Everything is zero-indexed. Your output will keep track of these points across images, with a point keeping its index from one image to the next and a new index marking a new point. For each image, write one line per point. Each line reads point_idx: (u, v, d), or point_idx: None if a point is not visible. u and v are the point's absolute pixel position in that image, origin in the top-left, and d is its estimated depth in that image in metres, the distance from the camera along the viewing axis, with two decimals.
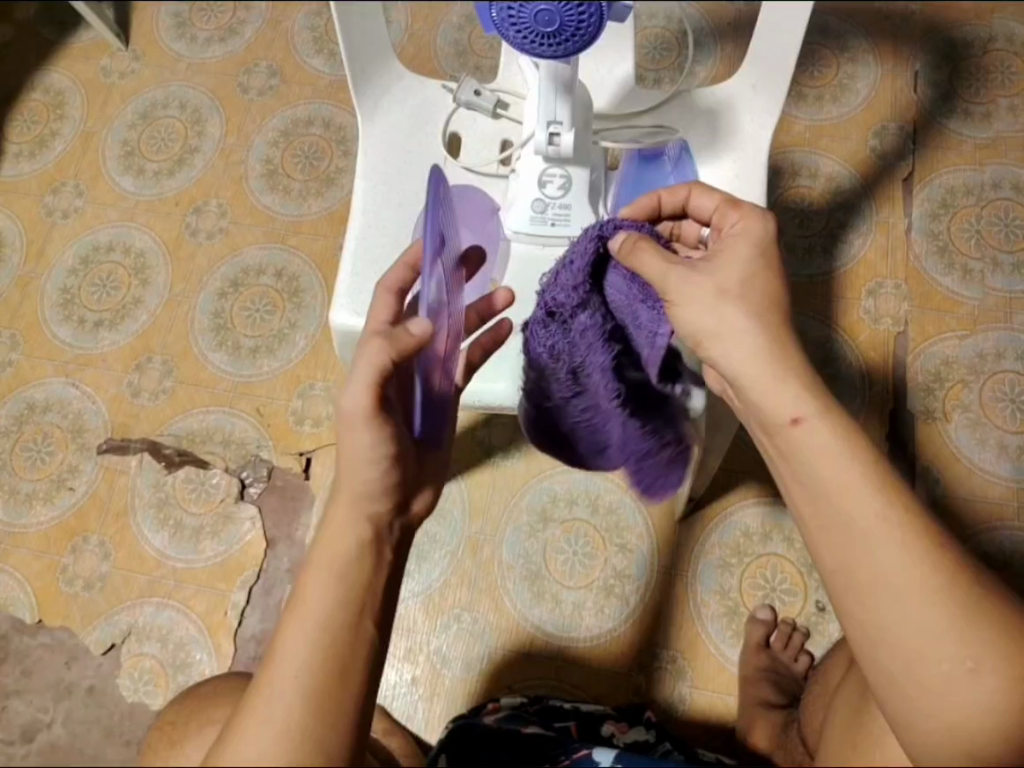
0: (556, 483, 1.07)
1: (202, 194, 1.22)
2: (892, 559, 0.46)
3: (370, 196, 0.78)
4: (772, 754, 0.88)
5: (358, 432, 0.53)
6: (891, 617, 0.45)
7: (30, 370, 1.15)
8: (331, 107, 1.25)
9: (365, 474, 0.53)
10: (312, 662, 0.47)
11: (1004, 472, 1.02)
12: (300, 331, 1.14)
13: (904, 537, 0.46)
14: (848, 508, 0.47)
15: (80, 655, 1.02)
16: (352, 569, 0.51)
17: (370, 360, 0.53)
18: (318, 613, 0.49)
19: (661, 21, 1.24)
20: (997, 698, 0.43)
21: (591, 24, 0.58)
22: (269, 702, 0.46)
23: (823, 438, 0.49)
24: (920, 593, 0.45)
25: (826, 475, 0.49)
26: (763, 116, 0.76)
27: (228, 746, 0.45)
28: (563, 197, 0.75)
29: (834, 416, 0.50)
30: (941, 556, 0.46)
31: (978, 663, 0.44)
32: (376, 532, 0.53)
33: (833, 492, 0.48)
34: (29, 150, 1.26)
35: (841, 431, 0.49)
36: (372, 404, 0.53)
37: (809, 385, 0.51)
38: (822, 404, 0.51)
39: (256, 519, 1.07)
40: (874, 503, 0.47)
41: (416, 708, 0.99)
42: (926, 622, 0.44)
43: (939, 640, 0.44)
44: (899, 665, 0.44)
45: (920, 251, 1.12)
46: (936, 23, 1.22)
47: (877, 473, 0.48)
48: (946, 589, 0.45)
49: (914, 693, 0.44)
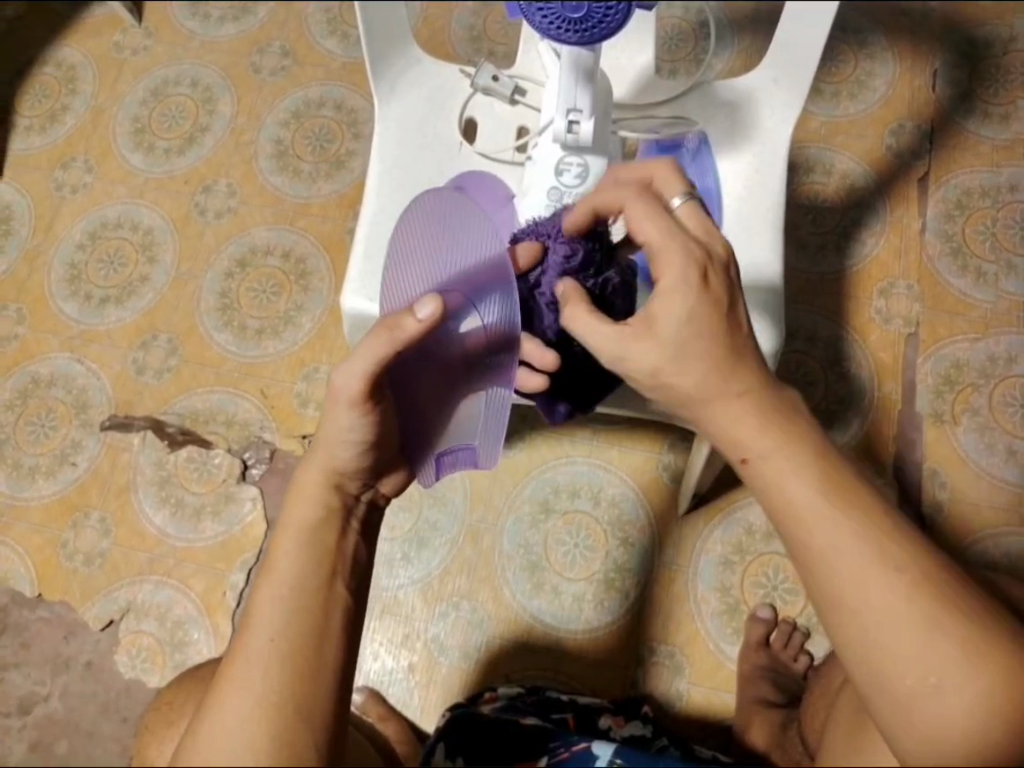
0: (557, 473, 1.07)
1: (212, 172, 1.22)
2: (859, 580, 0.43)
3: (384, 179, 0.77)
4: (769, 752, 0.87)
5: (341, 412, 0.53)
6: (863, 635, 0.42)
7: (36, 344, 1.15)
8: (344, 89, 1.24)
9: (341, 452, 0.54)
10: (289, 625, 0.47)
11: (1010, 477, 1.01)
12: (307, 313, 1.14)
13: (870, 554, 0.43)
14: (813, 535, 0.45)
15: (79, 630, 1.02)
16: (320, 531, 0.52)
17: (374, 351, 0.52)
18: (287, 576, 0.49)
19: (679, 11, 1.22)
20: (974, 705, 0.41)
21: (618, 14, 0.58)
22: (247, 665, 0.46)
23: (777, 467, 0.47)
24: (885, 614, 0.42)
25: (784, 504, 0.46)
26: (783, 111, 0.76)
27: (204, 724, 0.45)
28: (580, 186, 0.73)
29: (797, 445, 0.47)
30: (909, 572, 0.43)
31: (945, 681, 0.41)
32: (343, 501, 0.55)
33: (792, 520, 0.46)
34: (40, 124, 1.26)
35: (796, 455, 0.47)
36: (363, 390, 0.53)
37: (770, 420, 0.48)
38: (778, 441, 0.48)
39: (257, 500, 1.06)
40: (831, 531, 0.44)
41: (413, 695, 0.99)
42: (892, 641, 0.42)
43: (911, 659, 0.42)
44: (874, 680, 0.42)
45: (933, 252, 1.11)
46: (956, 22, 1.21)
47: (838, 497, 0.45)
48: (912, 607, 0.42)
49: (894, 709, 0.42)
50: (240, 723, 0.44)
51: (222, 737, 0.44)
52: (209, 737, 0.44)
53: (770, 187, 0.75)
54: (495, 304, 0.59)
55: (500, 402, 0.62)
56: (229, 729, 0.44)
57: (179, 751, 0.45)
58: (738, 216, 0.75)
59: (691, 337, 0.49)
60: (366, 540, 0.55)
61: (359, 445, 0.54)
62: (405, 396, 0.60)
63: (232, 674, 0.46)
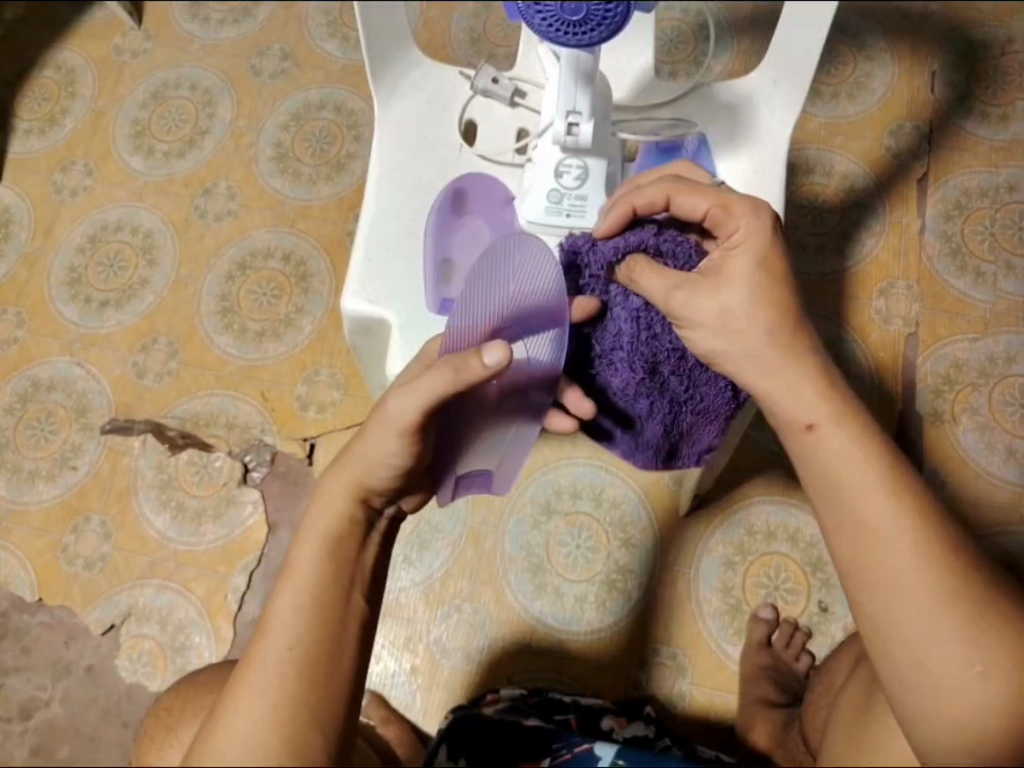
0: (560, 475, 1.07)
1: (211, 175, 1.22)
2: (913, 557, 0.44)
3: (384, 182, 0.77)
4: (772, 753, 0.87)
5: (384, 432, 0.53)
6: (906, 611, 0.43)
7: (35, 347, 1.14)
8: (343, 92, 1.24)
9: (376, 466, 0.54)
10: (306, 629, 0.47)
11: (1010, 476, 1.01)
12: (307, 316, 1.14)
13: (920, 535, 0.44)
14: (867, 508, 0.45)
15: (80, 635, 1.02)
16: (341, 541, 0.52)
17: (432, 386, 0.52)
18: (308, 582, 0.49)
19: (678, 13, 1.23)
20: (1002, 700, 0.42)
21: (618, 14, 0.58)
22: (262, 671, 0.46)
23: (840, 440, 0.48)
24: (935, 596, 0.43)
25: (840, 475, 0.47)
26: (782, 112, 0.75)
27: (219, 722, 0.45)
28: (579, 188, 0.74)
29: (856, 423, 0.49)
30: (955, 561, 0.44)
31: (987, 668, 0.42)
32: (367, 516, 0.54)
33: (848, 492, 0.46)
34: (40, 126, 1.24)
35: (857, 433, 0.48)
36: (416, 420, 0.53)
37: (830, 397, 0.50)
38: (839, 411, 0.49)
39: (257, 503, 1.06)
40: (886, 508, 0.45)
41: (415, 697, 0.99)
42: (933, 623, 0.43)
43: (947, 644, 0.42)
44: (908, 659, 0.43)
45: (932, 252, 1.11)
46: (954, 23, 1.21)
47: (897, 478, 0.46)
48: (954, 594, 0.43)
49: (925, 691, 0.42)
50: (254, 724, 0.44)
51: (235, 737, 0.44)
52: (223, 737, 0.44)
53: (769, 190, 0.76)
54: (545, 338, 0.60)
55: (527, 433, 0.64)
56: (243, 731, 0.44)
57: (191, 750, 0.46)
58: None
59: (764, 286, 0.54)
60: (385, 554, 0.55)
61: (394, 464, 0.54)
62: (454, 430, 0.59)
63: (247, 678, 0.46)
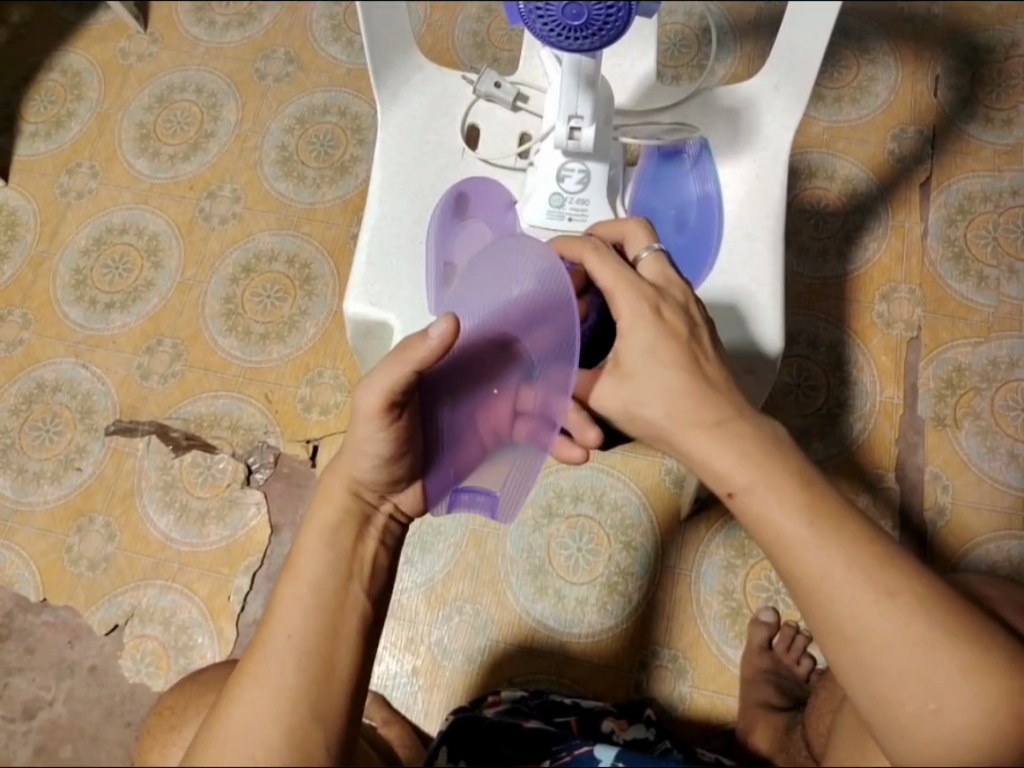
0: (562, 477, 1.07)
1: (216, 178, 1.22)
2: (856, 608, 0.44)
3: (386, 185, 0.78)
4: (772, 756, 0.87)
5: (365, 426, 0.53)
6: (857, 657, 0.44)
7: (41, 349, 1.15)
8: (348, 96, 1.25)
9: (361, 463, 0.54)
10: (308, 622, 0.49)
11: (1011, 480, 1.01)
12: (310, 318, 1.14)
13: (859, 582, 0.44)
14: (801, 565, 0.46)
15: (83, 635, 1.02)
16: (338, 534, 0.53)
17: (389, 367, 0.51)
18: (309, 576, 0.51)
19: (681, 18, 1.23)
20: (968, 720, 0.43)
21: (619, 20, 0.58)
22: (264, 661, 0.47)
23: (761, 501, 0.48)
24: (881, 639, 0.44)
25: (774, 536, 0.48)
26: (783, 117, 0.75)
27: (224, 711, 0.46)
28: (581, 192, 0.75)
29: (777, 476, 0.49)
30: (898, 599, 0.44)
31: (943, 704, 0.43)
32: (362, 510, 0.55)
33: (782, 551, 0.47)
34: (46, 129, 1.26)
35: (776, 487, 0.48)
36: (382, 407, 0.52)
37: (751, 452, 0.50)
38: (756, 476, 0.49)
39: (260, 505, 1.07)
40: (819, 562, 0.45)
41: (416, 698, 0.99)
42: (886, 665, 0.43)
43: (903, 683, 0.43)
44: (869, 701, 0.44)
45: (935, 256, 1.11)
46: (957, 27, 1.21)
47: (824, 531, 0.46)
48: (902, 632, 0.43)
49: (890, 733, 0.43)
50: (257, 711, 0.45)
51: (237, 726, 0.45)
52: (227, 725, 0.45)
53: (771, 194, 0.76)
54: (544, 332, 0.57)
55: (535, 458, 0.57)
56: (245, 719, 0.45)
57: (194, 743, 0.47)
58: (738, 222, 0.76)
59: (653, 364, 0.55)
60: (388, 548, 0.56)
61: (374, 457, 0.54)
62: (461, 383, 0.60)
63: (249, 668, 0.47)
